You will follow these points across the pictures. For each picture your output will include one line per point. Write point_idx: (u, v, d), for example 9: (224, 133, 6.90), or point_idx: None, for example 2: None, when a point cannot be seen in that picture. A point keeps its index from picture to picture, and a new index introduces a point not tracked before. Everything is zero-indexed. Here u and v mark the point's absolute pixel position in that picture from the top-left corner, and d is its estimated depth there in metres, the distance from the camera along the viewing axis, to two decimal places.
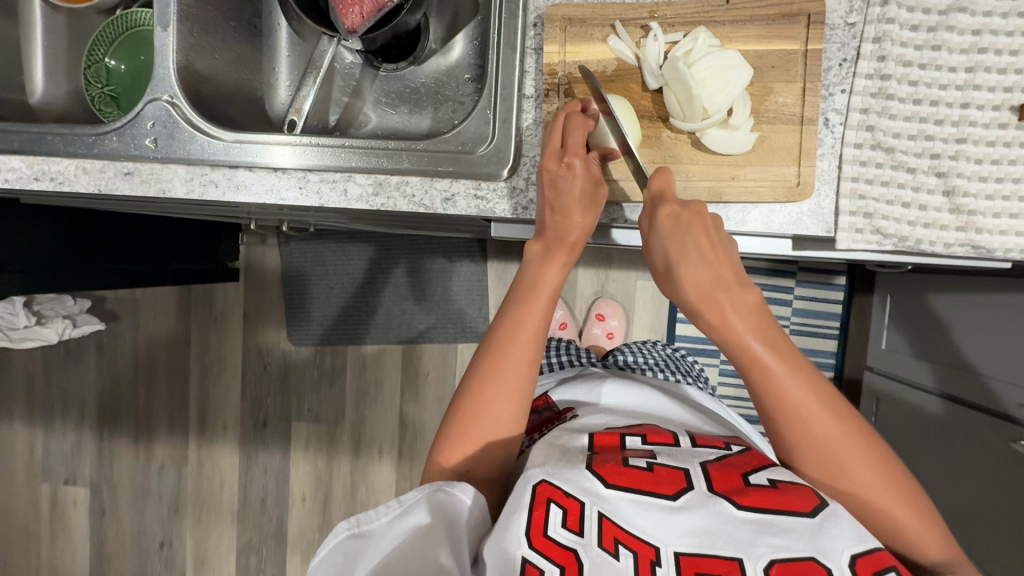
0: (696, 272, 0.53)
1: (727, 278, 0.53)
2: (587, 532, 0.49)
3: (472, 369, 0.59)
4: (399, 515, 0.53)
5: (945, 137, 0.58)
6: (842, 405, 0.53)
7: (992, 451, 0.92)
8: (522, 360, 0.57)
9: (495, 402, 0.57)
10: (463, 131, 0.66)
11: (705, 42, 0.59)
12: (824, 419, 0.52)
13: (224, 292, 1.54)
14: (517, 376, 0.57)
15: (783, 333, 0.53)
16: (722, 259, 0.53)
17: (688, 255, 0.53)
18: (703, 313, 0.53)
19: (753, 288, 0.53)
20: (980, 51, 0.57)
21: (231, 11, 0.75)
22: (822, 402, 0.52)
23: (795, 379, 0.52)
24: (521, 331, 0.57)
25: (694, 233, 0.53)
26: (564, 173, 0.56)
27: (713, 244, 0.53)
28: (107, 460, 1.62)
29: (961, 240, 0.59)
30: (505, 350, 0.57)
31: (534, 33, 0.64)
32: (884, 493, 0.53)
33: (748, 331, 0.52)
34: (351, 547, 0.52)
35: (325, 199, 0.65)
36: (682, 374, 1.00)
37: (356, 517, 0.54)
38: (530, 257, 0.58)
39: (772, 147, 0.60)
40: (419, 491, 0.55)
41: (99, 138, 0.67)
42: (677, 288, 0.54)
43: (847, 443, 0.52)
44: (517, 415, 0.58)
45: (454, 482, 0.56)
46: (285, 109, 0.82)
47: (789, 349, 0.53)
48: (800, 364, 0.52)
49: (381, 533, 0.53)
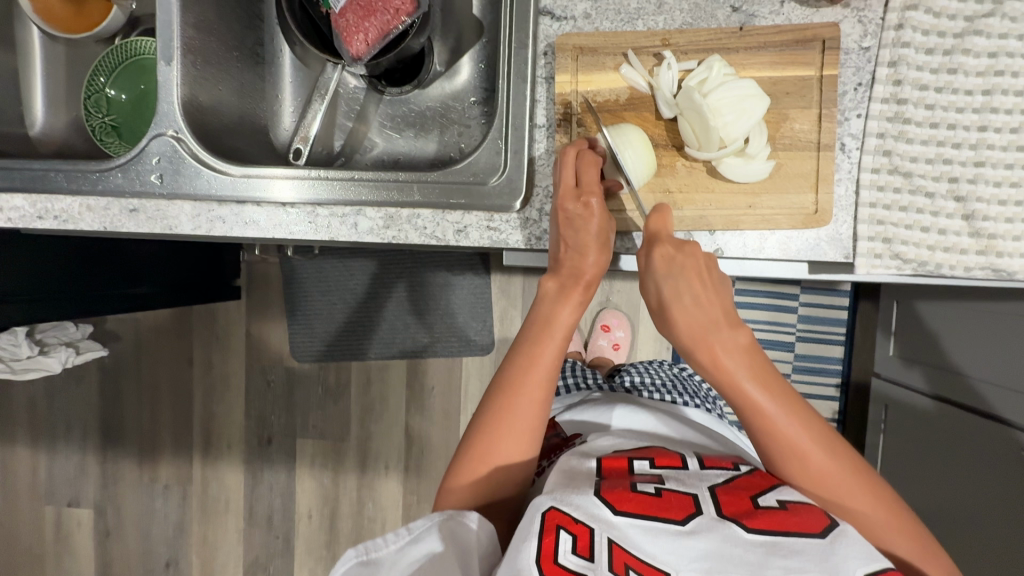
0: (689, 314, 0.53)
1: (720, 319, 0.52)
2: (596, 558, 0.47)
3: (484, 404, 0.57)
4: (409, 542, 0.52)
5: (963, 161, 0.58)
6: (837, 444, 0.53)
7: (1005, 463, 0.91)
8: (535, 400, 0.56)
9: (506, 440, 0.56)
10: (475, 161, 0.63)
11: (720, 71, 0.59)
12: (819, 457, 0.52)
13: (226, 311, 1.53)
14: (528, 414, 0.56)
15: (776, 372, 0.54)
16: (714, 300, 0.53)
17: (681, 297, 0.53)
18: (694, 352, 0.53)
19: (744, 327, 0.53)
20: (996, 74, 0.57)
21: (233, 40, 0.74)
22: (814, 439, 0.52)
23: (785, 417, 0.52)
24: (534, 368, 0.56)
25: (686, 274, 0.53)
26: (580, 212, 0.55)
27: (706, 285, 0.53)
28: (111, 481, 1.60)
29: (981, 263, 0.58)
30: (518, 389, 0.56)
31: (545, 62, 0.63)
32: (888, 533, 0.52)
33: (740, 372, 0.52)
34: (360, 574, 0.50)
35: (335, 232, 0.64)
36: (693, 398, 0.99)
37: (364, 543, 0.52)
38: (544, 294, 0.57)
39: (787, 174, 0.59)
40: (428, 519, 0.54)
41: (103, 174, 0.65)
42: (671, 331, 0.54)
43: (845, 482, 0.52)
44: (528, 450, 0.57)
45: (466, 511, 0.55)
46: (289, 135, 0.81)
47: (782, 388, 0.53)
48: (790, 400, 0.52)
49: (390, 560, 0.51)
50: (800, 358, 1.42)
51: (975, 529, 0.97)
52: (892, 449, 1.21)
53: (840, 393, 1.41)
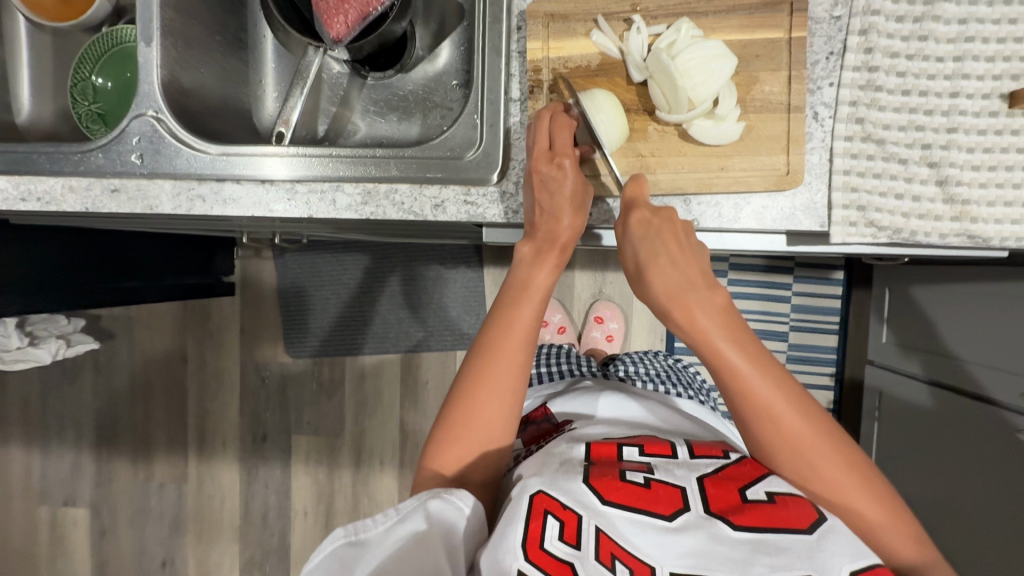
0: (666, 274, 0.53)
1: (697, 279, 0.52)
2: (583, 545, 0.49)
3: (465, 371, 0.57)
4: (396, 523, 0.51)
5: (936, 127, 0.58)
6: (813, 407, 0.53)
7: (995, 444, 0.91)
8: (514, 364, 0.56)
9: (488, 403, 0.55)
10: (450, 137, 0.64)
11: (689, 33, 0.59)
12: (795, 417, 0.52)
13: (221, 307, 1.53)
14: (508, 376, 0.56)
15: (752, 334, 0.53)
16: (691, 262, 0.53)
17: (657, 258, 0.53)
18: (670, 311, 0.53)
19: (721, 289, 0.53)
20: (966, 40, 0.57)
21: (216, 24, 0.75)
22: (790, 398, 0.52)
23: (762, 375, 0.51)
24: (513, 334, 0.56)
25: (663, 236, 0.53)
26: (554, 174, 0.55)
27: (681, 248, 0.53)
28: (104, 480, 1.58)
29: (956, 230, 0.58)
30: (497, 356, 0.56)
31: (518, 36, 0.63)
32: (859, 496, 0.52)
33: (715, 330, 0.52)
34: (350, 555, 0.51)
35: (314, 209, 0.64)
36: (686, 388, 0.99)
37: (352, 524, 0.52)
38: (520, 259, 0.57)
39: (759, 137, 0.60)
40: (414, 499, 0.52)
41: (84, 155, 0.66)
42: (646, 291, 0.54)
43: (819, 445, 0.52)
44: (510, 412, 0.57)
45: (453, 489, 0.54)
46: (272, 120, 0.82)
47: (758, 348, 0.53)
48: (766, 360, 0.52)
49: (378, 540, 0.51)
50: (794, 348, 1.42)
51: (968, 514, 0.97)
52: (887, 437, 1.21)
53: (834, 382, 1.41)
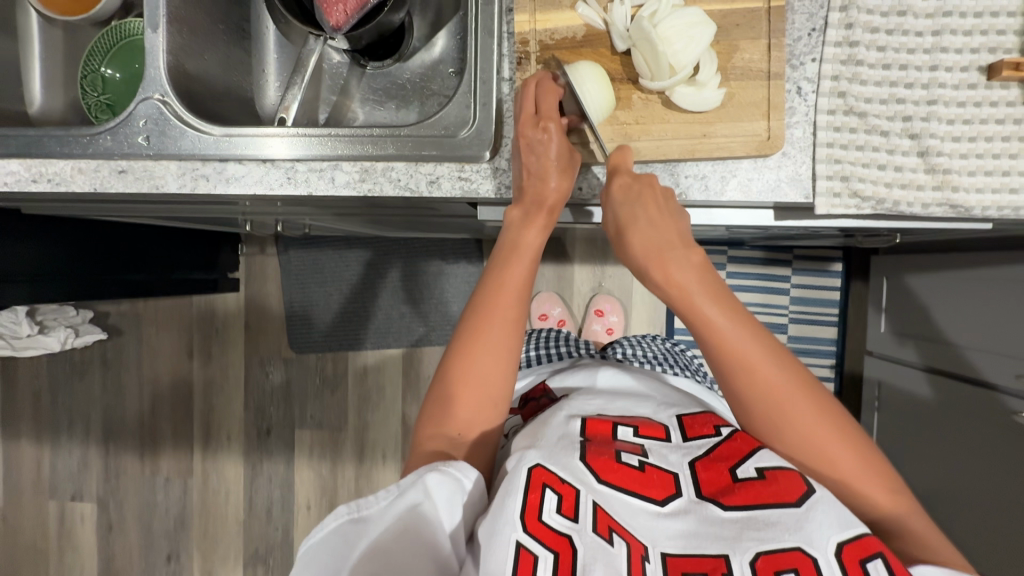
0: (645, 234, 0.56)
1: (675, 239, 0.55)
2: (581, 518, 0.49)
3: (460, 328, 0.59)
4: (398, 499, 0.50)
5: (916, 100, 0.59)
6: (789, 360, 0.54)
7: (989, 425, 0.92)
8: (508, 318, 0.58)
9: (485, 359, 0.57)
10: (444, 116, 0.67)
11: (669, 3, 0.62)
12: (771, 369, 0.53)
13: (226, 303, 1.56)
14: (503, 332, 0.57)
15: (730, 292, 0.56)
16: (669, 222, 0.56)
17: (636, 220, 0.56)
18: (649, 269, 0.56)
19: (699, 249, 0.56)
20: (944, 15, 0.59)
21: (219, 14, 0.78)
22: (766, 351, 0.53)
23: (737, 327, 0.53)
24: (502, 289, 0.58)
25: (642, 201, 0.56)
26: (540, 137, 0.58)
27: (660, 210, 0.56)
28: (114, 475, 1.61)
29: (937, 200, 0.59)
30: (487, 309, 0.58)
31: (509, 19, 0.66)
32: (834, 445, 0.53)
33: (694, 285, 0.54)
34: (353, 532, 0.50)
35: (313, 186, 0.66)
36: (682, 368, 1.00)
37: (355, 500, 0.51)
38: (510, 222, 0.60)
39: (741, 103, 0.61)
40: (416, 473, 0.51)
41: (93, 138, 0.68)
42: (626, 252, 0.57)
43: (794, 397, 0.53)
44: (507, 368, 0.58)
45: (454, 462, 0.54)
46: (274, 107, 0.85)
47: (735, 304, 0.55)
48: (742, 316, 0.54)
49: (380, 517, 0.50)
50: (794, 340, 1.43)
51: (968, 499, 0.97)
52: (887, 426, 1.21)
53: (834, 373, 1.42)
